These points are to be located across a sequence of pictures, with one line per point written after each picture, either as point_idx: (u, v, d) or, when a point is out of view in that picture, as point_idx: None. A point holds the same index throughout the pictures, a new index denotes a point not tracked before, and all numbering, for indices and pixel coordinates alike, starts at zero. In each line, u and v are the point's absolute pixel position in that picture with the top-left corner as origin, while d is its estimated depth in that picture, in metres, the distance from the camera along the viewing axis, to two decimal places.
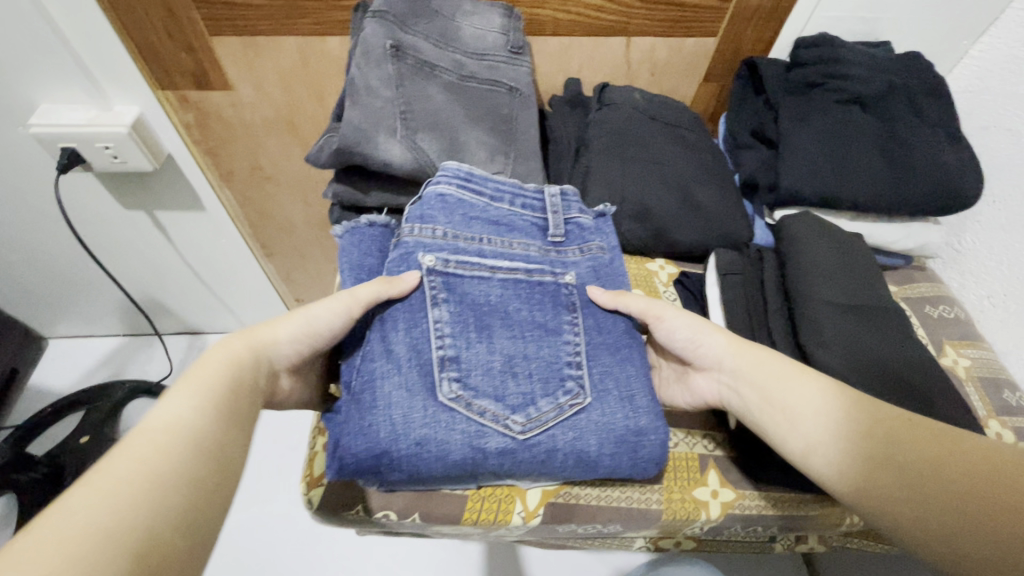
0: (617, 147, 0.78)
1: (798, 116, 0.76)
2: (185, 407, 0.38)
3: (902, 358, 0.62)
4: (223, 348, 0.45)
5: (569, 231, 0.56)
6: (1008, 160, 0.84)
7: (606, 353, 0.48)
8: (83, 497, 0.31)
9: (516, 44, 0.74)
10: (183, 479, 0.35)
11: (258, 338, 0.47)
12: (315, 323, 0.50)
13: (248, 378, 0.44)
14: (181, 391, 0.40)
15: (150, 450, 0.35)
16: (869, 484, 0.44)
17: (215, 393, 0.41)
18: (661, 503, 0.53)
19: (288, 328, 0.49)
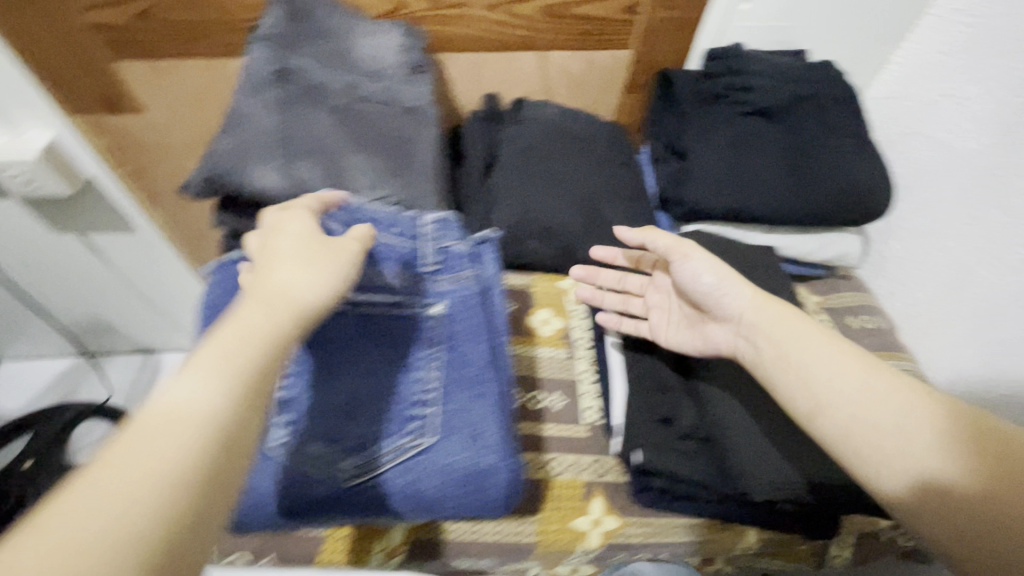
0: (523, 167, 0.78)
1: (704, 129, 0.75)
2: (209, 391, 0.30)
3: None
4: (262, 309, 0.36)
5: (445, 258, 0.55)
6: (926, 167, 0.84)
7: (459, 390, 0.49)
8: (75, 514, 0.25)
9: (416, 64, 0.73)
10: (191, 477, 0.28)
11: (272, 293, 0.37)
12: (331, 278, 0.40)
13: (286, 345, 0.35)
14: (206, 362, 0.31)
15: (126, 453, 0.27)
16: (894, 473, 0.42)
17: (233, 362, 0.32)
18: (534, 535, 0.55)
19: (298, 276, 0.39)
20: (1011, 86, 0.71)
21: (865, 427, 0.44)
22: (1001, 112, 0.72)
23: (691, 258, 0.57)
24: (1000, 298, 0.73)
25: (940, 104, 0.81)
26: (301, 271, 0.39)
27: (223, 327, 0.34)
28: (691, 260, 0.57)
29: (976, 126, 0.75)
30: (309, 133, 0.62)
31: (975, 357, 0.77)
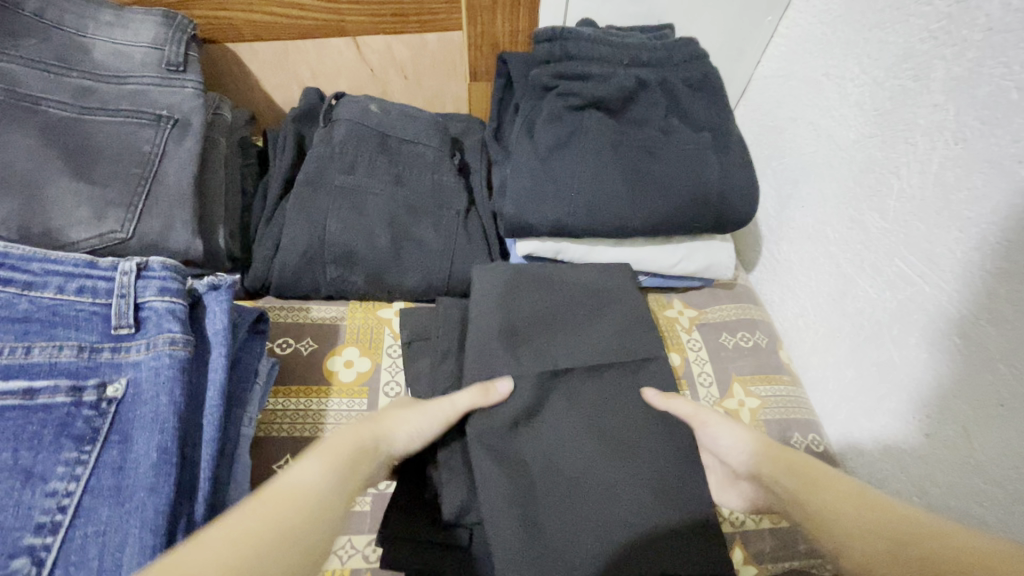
0: (323, 179, 0.65)
1: (528, 129, 0.63)
2: (317, 479, 0.38)
3: (636, 429, 0.52)
4: (349, 432, 0.44)
5: (146, 318, 0.45)
6: (811, 159, 0.72)
7: (110, 502, 0.37)
8: (216, 533, 0.32)
9: (175, 60, 0.60)
10: (288, 535, 0.34)
11: (381, 428, 0.46)
12: (428, 424, 0.48)
13: (364, 460, 0.43)
14: (323, 460, 0.40)
15: (260, 525, 0.33)
16: (861, 543, 0.39)
17: (342, 466, 0.41)
18: None
19: (404, 419, 0.48)
20: (886, 65, 0.59)
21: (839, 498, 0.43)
22: (876, 97, 0.60)
23: (706, 424, 0.53)
24: (881, 318, 0.62)
25: (823, 85, 0.68)
26: (401, 414, 0.48)
27: (325, 442, 0.43)
28: (725, 424, 0.53)
29: (854, 114, 0.63)
30: (1, 160, 0.50)
31: (856, 382, 0.66)
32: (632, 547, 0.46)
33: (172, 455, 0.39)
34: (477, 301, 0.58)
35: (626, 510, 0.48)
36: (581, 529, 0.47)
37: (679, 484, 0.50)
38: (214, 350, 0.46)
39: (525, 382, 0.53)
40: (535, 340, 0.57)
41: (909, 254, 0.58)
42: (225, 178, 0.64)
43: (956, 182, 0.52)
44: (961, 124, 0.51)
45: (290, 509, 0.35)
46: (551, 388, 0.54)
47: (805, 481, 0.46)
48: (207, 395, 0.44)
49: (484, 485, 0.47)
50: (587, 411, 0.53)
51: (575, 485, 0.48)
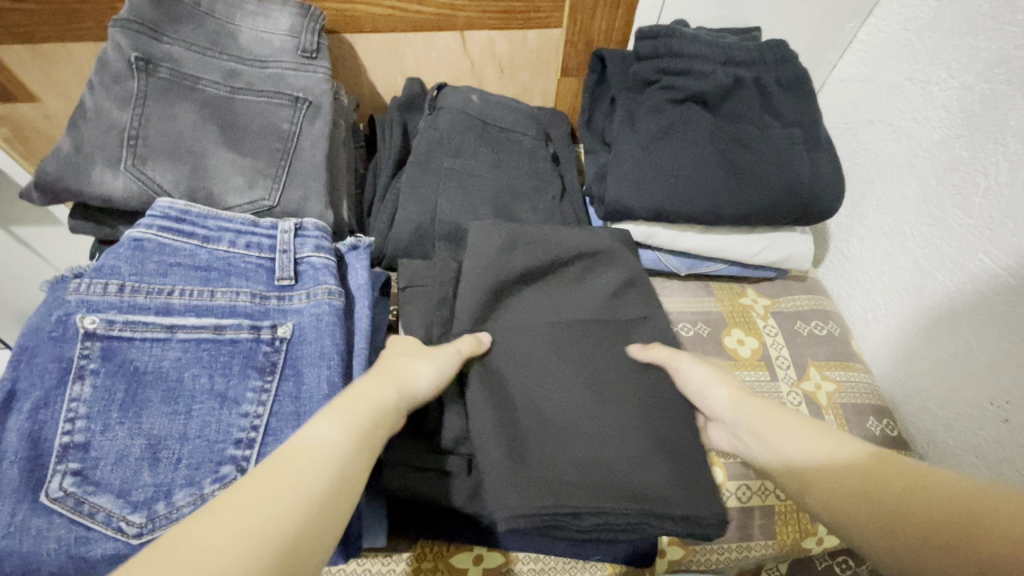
0: (433, 161, 0.70)
1: (629, 121, 0.68)
2: (337, 434, 0.34)
3: (620, 387, 0.54)
4: (372, 381, 0.41)
5: (302, 271, 0.50)
6: (888, 159, 0.75)
7: (292, 424, 0.43)
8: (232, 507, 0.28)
9: (309, 47, 0.65)
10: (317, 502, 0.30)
11: (403, 379, 0.43)
12: (441, 372, 0.46)
13: (388, 411, 0.39)
14: (342, 415, 0.36)
15: (280, 482, 0.30)
16: (844, 511, 0.37)
17: (360, 415, 0.37)
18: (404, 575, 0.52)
19: (418, 369, 0.45)
20: (976, 70, 0.62)
21: (802, 442, 0.42)
22: (965, 100, 0.63)
23: (679, 365, 0.54)
24: (960, 311, 0.65)
25: (906, 89, 0.71)
26: (412, 363, 0.45)
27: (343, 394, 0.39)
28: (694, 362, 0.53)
29: (939, 116, 0.67)
30: (172, 133, 0.56)
31: (927, 370, 0.70)
32: (615, 483, 0.48)
33: (339, 388, 0.44)
34: (518, 261, 0.59)
35: (607, 449, 0.50)
36: (564, 462, 0.49)
37: (664, 433, 0.52)
38: (359, 303, 0.51)
39: (517, 337, 0.56)
40: (523, 296, 0.59)
41: (993, 249, 0.61)
42: (345, 157, 0.69)
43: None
44: None
45: (310, 465, 0.32)
46: (541, 341, 0.56)
47: (772, 428, 0.45)
48: (356, 340, 0.50)
49: (476, 417, 0.50)
50: (583, 364, 0.55)
51: (558, 424, 0.51)
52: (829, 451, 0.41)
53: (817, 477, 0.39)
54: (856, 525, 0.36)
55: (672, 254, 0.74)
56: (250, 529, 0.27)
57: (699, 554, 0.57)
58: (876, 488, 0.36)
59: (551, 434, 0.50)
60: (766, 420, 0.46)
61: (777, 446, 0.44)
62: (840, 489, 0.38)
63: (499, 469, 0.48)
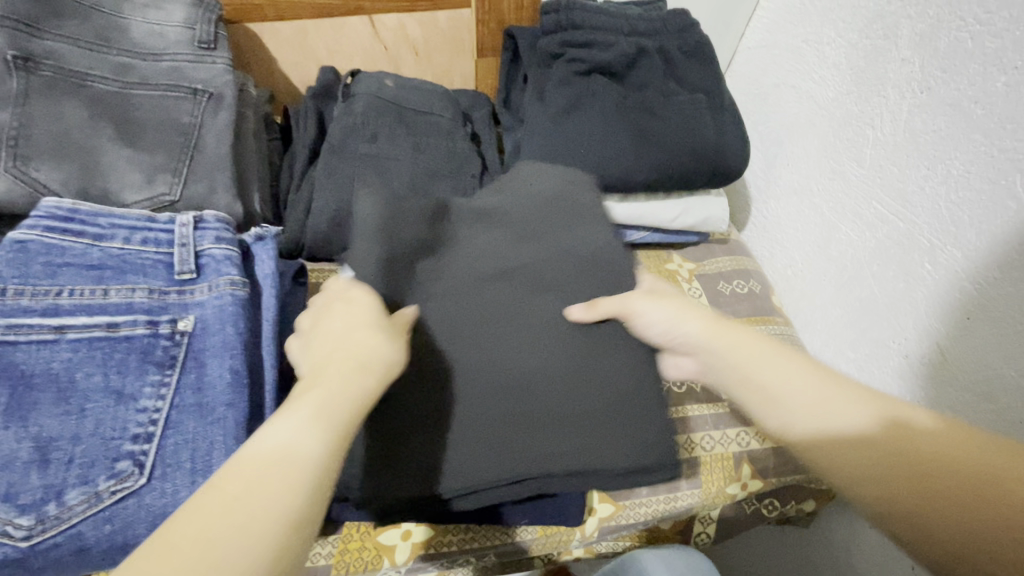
0: (348, 148, 0.70)
1: (540, 96, 0.69)
2: (306, 439, 0.31)
3: (562, 350, 0.51)
4: (340, 369, 0.37)
5: (204, 264, 0.49)
6: (793, 120, 0.78)
7: (193, 416, 0.42)
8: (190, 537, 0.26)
9: (206, 38, 0.63)
10: (287, 522, 0.28)
11: (366, 355, 0.38)
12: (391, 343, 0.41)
13: (360, 398, 0.36)
14: (310, 411, 0.33)
15: (235, 506, 0.28)
16: (862, 479, 0.41)
17: (326, 409, 0.33)
18: (329, 557, 0.52)
19: (373, 342, 0.40)
20: (859, 28, 0.65)
21: (839, 405, 0.43)
22: (852, 57, 0.66)
23: (638, 310, 0.50)
24: (861, 258, 0.69)
25: (804, 51, 0.74)
26: (367, 334, 0.40)
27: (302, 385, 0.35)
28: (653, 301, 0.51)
29: (832, 75, 0.70)
30: (58, 131, 0.54)
31: (840, 319, 0.73)
32: (567, 444, 0.48)
33: (243, 377, 0.44)
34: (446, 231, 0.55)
35: (566, 407, 0.49)
36: (515, 438, 0.47)
37: (620, 391, 0.50)
38: (266, 292, 0.51)
39: (452, 303, 0.52)
40: (460, 272, 0.53)
41: (885, 197, 0.64)
42: (256, 148, 0.68)
43: (922, 127, 0.58)
44: (926, 74, 0.57)
45: (277, 475, 0.29)
46: (461, 313, 0.51)
47: (775, 371, 0.45)
48: (263, 329, 0.49)
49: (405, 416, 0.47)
50: (518, 333, 0.51)
51: (500, 392, 0.49)
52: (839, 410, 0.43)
53: (846, 440, 0.42)
54: (889, 496, 0.40)
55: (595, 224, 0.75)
56: (203, 572, 0.25)
57: (627, 508, 0.58)
58: (896, 455, 0.40)
59: (491, 414, 0.48)
60: (736, 355, 0.47)
61: (766, 391, 0.45)
62: (864, 461, 0.41)
63: (453, 459, 0.47)
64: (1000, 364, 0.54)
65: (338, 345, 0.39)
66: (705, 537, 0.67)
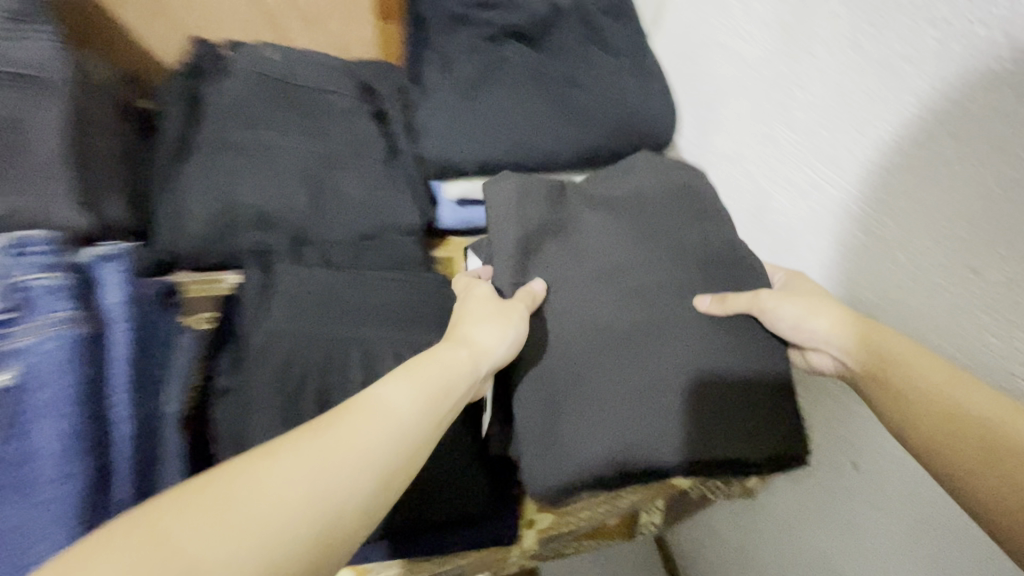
0: (226, 138, 0.60)
1: (446, 69, 0.61)
2: (409, 406, 0.34)
3: (669, 364, 0.47)
4: (459, 355, 0.41)
5: (27, 298, 0.38)
6: (721, 81, 0.74)
7: (19, 495, 0.35)
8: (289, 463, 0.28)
9: (19, 11, 0.53)
10: (375, 471, 0.30)
11: (478, 345, 0.42)
12: (514, 334, 0.45)
13: (462, 382, 0.39)
14: (422, 384, 0.36)
15: (332, 461, 0.29)
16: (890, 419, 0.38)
17: (433, 392, 0.36)
18: None
19: (495, 334, 0.44)
20: None
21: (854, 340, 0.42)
22: (778, 13, 0.61)
23: (771, 305, 0.47)
24: (795, 226, 0.66)
25: (728, 7, 0.69)
26: (488, 328, 0.44)
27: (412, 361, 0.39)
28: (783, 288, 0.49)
29: (759, 31, 0.65)
30: None
31: None
32: (662, 458, 0.46)
33: (87, 441, 0.37)
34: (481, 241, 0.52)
35: (650, 420, 0.46)
36: (604, 456, 0.45)
37: (720, 405, 0.47)
38: (116, 327, 0.41)
39: (579, 301, 0.50)
40: (613, 259, 0.51)
41: (817, 163, 0.61)
42: (109, 145, 0.57)
43: (852, 88, 0.55)
44: (854, 30, 0.53)
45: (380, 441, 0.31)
46: (594, 315, 0.49)
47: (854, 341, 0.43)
48: (115, 373, 0.41)
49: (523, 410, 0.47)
50: (629, 344, 0.48)
51: (620, 402, 0.46)
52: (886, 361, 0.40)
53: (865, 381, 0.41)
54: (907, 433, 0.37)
55: None
56: (271, 504, 0.26)
57: (568, 516, 0.56)
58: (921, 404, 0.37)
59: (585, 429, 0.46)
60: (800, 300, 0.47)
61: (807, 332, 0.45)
62: (898, 399, 0.38)
63: (536, 464, 0.46)
64: (929, 335, 0.52)
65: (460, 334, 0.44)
66: (651, 526, 0.65)
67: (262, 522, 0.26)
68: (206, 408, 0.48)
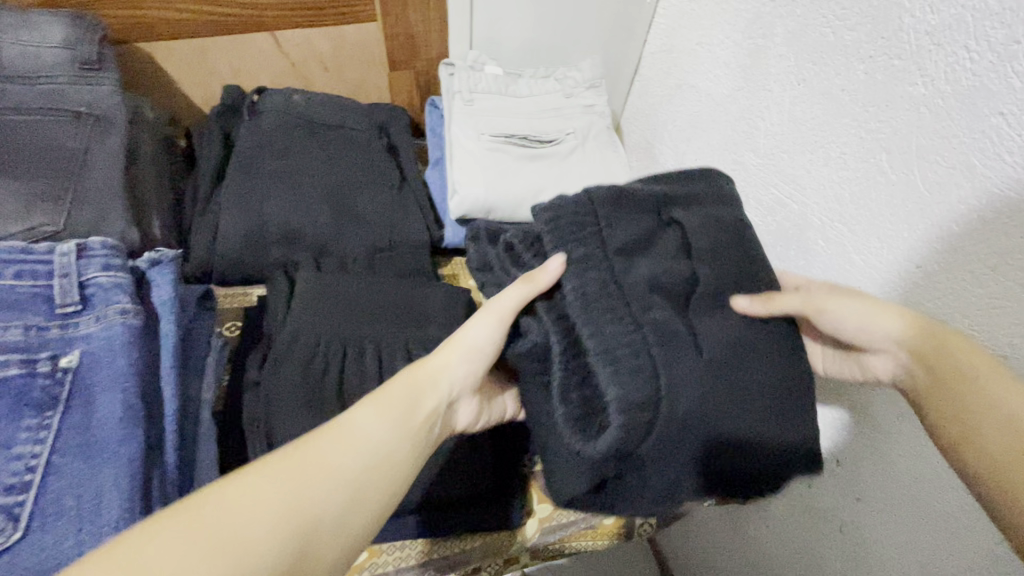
0: (256, 167, 0.68)
1: (603, 359, 0.37)
2: (360, 480, 0.32)
3: None
4: (413, 395, 0.39)
5: (91, 294, 0.45)
6: (692, 116, 0.81)
7: (78, 458, 0.39)
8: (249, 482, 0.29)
9: (87, 57, 0.61)
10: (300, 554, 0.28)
11: (411, 394, 0.39)
12: (479, 350, 0.43)
13: (420, 414, 0.38)
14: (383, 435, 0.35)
15: (301, 485, 0.30)
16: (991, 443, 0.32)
17: (417, 393, 0.39)
18: None
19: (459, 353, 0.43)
20: (741, 29, 0.68)
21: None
22: (738, 55, 0.70)
23: (826, 306, 0.41)
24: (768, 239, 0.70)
25: (698, 52, 0.78)
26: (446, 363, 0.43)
27: (387, 404, 0.37)
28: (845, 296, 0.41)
29: (723, 73, 0.73)
30: None
31: None
32: None
33: (137, 410, 0.41)
34: None
35: None
36: None
37: None
38: (164, 319, 0.48)
39: None
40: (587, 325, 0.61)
41: (781, 182, 0.66)
42: (154, 173, 0.65)
43: (1016, 134, 0.41)
44: (801, 66, 0.61)
45: (376, 486, 0.33)
46: None
47: (847, 309, 0.41)
48: (162, 359, 0.46)
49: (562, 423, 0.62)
50: None
51: None
52: (901, 336, 0.39)
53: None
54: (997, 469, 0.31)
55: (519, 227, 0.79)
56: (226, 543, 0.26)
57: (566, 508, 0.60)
58: None
59: None
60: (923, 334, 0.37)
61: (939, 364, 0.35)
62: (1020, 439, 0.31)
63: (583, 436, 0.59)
64: None
65: (430, 365, 0.42)
66: (647, 527, 0.68)
67: (319, 506, 0.30)
68: (237, 399, 0.54)
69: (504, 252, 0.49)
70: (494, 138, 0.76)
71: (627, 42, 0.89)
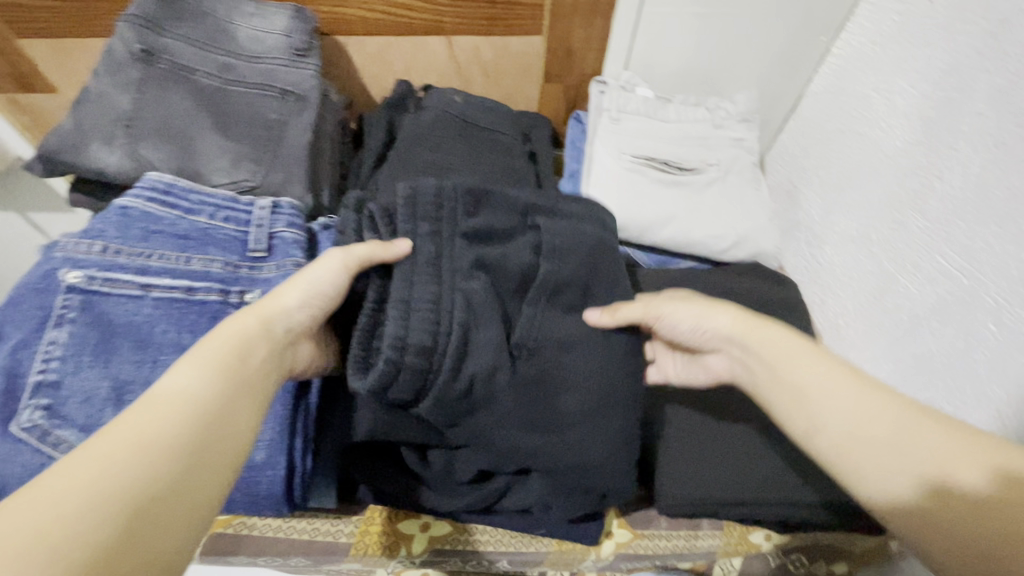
0: (413, 156, 0.74)
1: (398, 305, 0.46)
2: (199, 389, 0.35)
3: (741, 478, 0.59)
4: (241, 333, 0.40)
5: (275, 246, 0.53)
6: (851, 164, 0.76)
7: None
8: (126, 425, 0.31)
9: (299, 45, 0.71)
10: (167, 462, 0.30)
11: (265, 315, 0.43)
12: (318, 291, 0.45)
13: (254, 343, 0.40)
14: (207, 365, 0.36)
15: (156, 423, 0.31)
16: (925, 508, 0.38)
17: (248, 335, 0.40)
18: (349, 535, 0.58)
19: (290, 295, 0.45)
20: (932, 79, 0.63)
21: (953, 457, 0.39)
22: (923, 107, 0.64)
23: (666, 311, 0.54)
24: (918, 311, 0.64)
25: (872, 98, 0.73)
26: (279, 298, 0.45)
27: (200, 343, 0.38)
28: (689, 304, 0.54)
29: (899, 124, 0.67)
30: (165, 118, 0.63)
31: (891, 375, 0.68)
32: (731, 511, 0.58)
33: None
34: None
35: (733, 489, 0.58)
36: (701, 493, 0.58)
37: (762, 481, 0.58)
38: None
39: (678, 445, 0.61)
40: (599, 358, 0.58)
41: (949, 251, 0.60)
42: (330, 150, 0.74)
43: None
44: (1001, 128, 0.54)
45: (222, 408, 0.35)
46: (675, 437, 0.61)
47: (719, 322, 0.52)
48: None
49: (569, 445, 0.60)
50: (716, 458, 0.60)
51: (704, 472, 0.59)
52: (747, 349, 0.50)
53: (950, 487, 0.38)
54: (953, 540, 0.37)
55: (641, 251, 0.81)
56: (105, 472, 0.28)
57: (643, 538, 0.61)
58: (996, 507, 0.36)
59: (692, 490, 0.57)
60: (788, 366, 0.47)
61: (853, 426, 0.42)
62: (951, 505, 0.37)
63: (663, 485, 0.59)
64: None
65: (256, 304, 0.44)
66: None
67: (166, 432, 0.31)
68: None
69: (368, 217, 0.51)
70: (634, 159, 0.76)
71: (791, 79, 0.86)
